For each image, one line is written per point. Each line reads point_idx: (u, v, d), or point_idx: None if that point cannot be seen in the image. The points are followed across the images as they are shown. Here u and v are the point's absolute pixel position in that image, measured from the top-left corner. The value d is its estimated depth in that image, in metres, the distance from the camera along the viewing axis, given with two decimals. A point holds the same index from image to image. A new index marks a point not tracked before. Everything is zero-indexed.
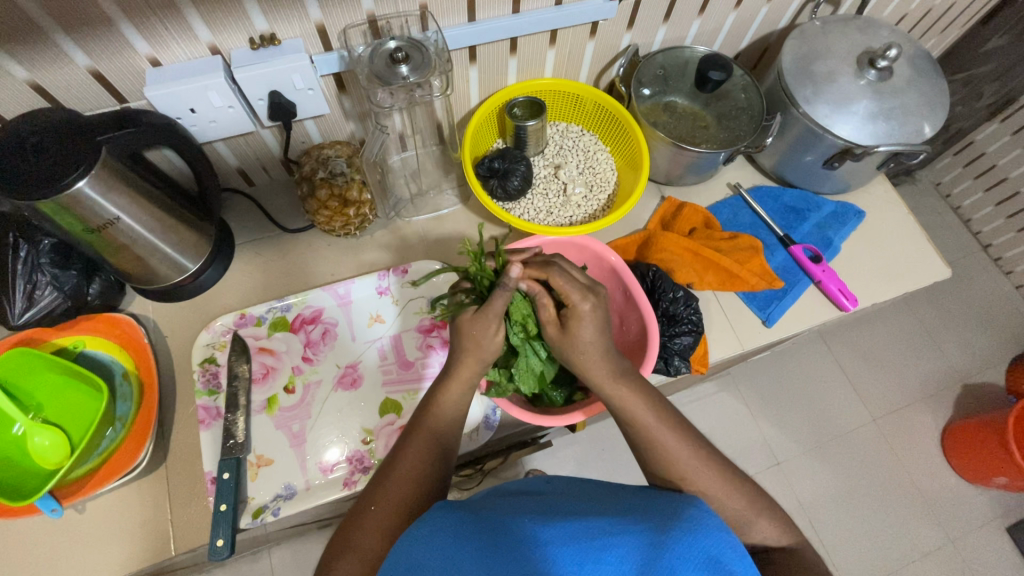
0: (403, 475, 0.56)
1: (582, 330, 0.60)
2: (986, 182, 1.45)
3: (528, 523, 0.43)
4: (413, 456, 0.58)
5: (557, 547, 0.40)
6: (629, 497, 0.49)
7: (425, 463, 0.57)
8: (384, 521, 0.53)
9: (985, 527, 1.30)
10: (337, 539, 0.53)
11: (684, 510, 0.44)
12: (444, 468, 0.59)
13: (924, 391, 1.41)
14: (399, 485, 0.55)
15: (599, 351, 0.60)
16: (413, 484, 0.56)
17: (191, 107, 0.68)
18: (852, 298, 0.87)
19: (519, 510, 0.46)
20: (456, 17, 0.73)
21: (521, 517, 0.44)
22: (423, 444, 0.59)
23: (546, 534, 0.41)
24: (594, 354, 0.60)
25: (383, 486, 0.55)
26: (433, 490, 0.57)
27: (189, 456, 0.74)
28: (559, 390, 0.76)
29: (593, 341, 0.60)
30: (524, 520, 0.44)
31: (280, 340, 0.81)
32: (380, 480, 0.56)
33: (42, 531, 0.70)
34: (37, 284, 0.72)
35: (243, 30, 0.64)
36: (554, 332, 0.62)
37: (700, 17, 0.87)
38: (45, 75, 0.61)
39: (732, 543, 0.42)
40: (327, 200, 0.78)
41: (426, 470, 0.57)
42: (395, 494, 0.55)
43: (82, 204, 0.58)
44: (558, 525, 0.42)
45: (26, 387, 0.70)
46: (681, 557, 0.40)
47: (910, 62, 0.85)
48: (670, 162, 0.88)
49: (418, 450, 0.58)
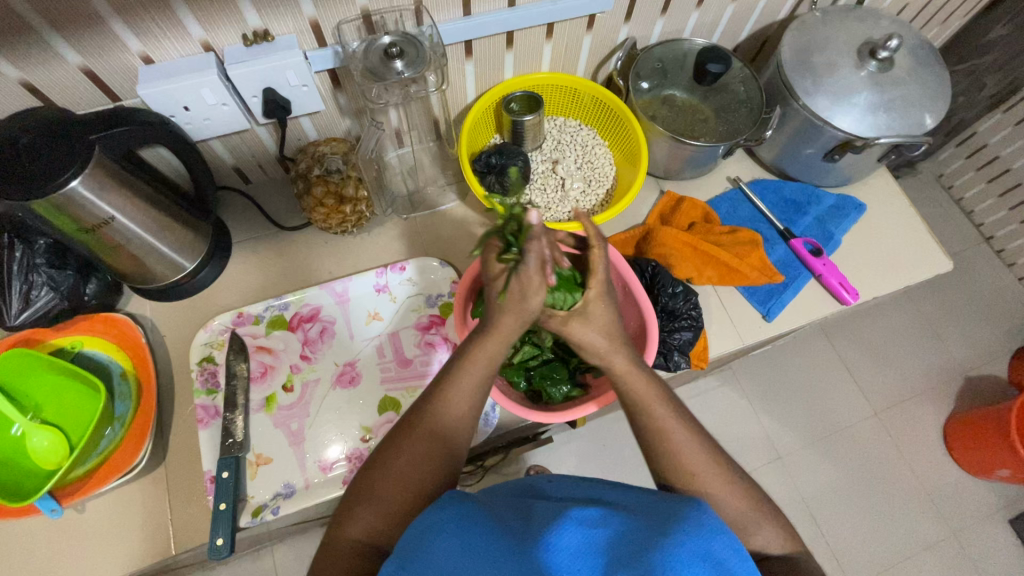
0: (426, 430, 0.55)
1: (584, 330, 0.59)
2: (989, 174, 1.44)
3: (540, 524, 0.42)
4: (438, 412, 0.56)
5: (571, 553, 0.39)
6: (634, 495, 0.49)
7: (450, 420, 0.56)
8: (408, 474, 0.53)
9: (987, 518, 1.30)
10: (357, 489, 0.53)
11: (687, 511, 0.43)
12: (469, 426, 0.57)
13: (925, 383, 1.40)
14: (424, 438, 0.54)
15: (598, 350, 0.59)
16: (438, 437, 0.55)
17: (185, 106, 0.67)
18: (853, 291, 0.87)
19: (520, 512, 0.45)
20: (451, 11, 0.72)
21: (529, 519, 0.43)
22: (445, 402, 0.56)
23: (559, 538, 0.40)
24: (595, 349, 0.60)
25: (406, 443, 0.54)
26: (459, 443, 0.56)
27: (188, 454, 0.75)
28: (558, 387, 0.75)
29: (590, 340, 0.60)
30: (532, 522, 0.43)
31: (278, 339, 0.80)
32: (404, 435, 0.55)
33: (40, 530, 0.70)
34: (33, 285, 0.71)
35: (235, 27, 0.64)
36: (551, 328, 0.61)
37: (698, 9, 0.86)
38: (35, 74, 0.61)
39: (735, 545, 0.42)
40: (324, 198, 0.77)
41: (452, 426, 0.56)
42: (421, 449, 0.54)
43: (75, 203, 0.57)
44: (570, 528, 0.41)
45: (25, 388, 0.70)
46: (693, 559, 0.40)
47: (911, 52, 0.84)
48: (669, 155, 0.88)
49: (444, 406, 0.56)
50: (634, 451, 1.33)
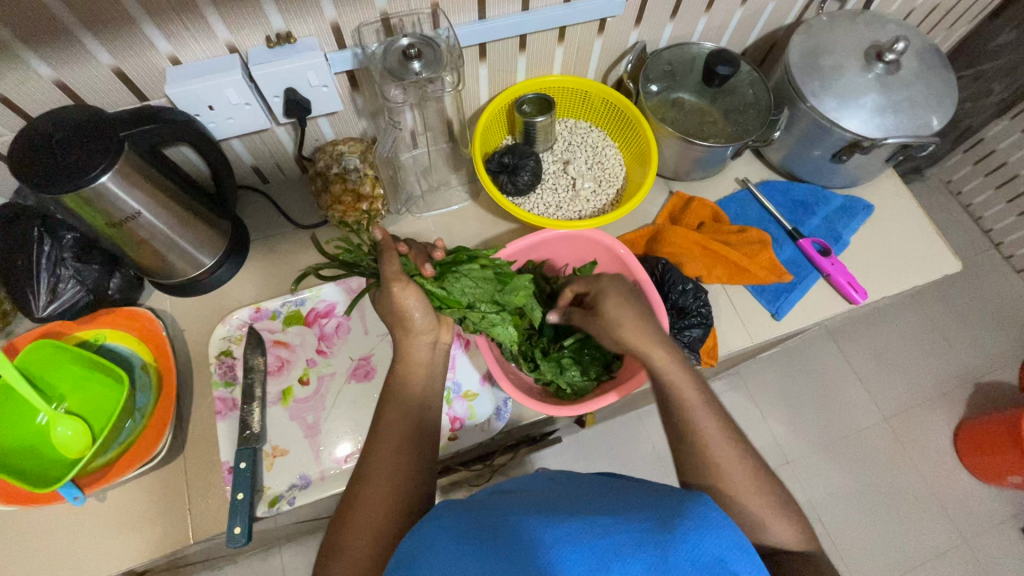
0: (381, 473, 0.56)
1: (608, 305, 0.61)
2: (997, 179, 1.44)
3: (531, 521, 0.44)
4: (389, 446, 0.58)
5: (558, 548, 0.41)
6: (636, 490, 0.50)
7: (402, 455, 0.58)
8: (374, 518, 0.53)
9: (999, 526, 1.29)
10: (328, 544, 0.53)
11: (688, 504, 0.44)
12: (429, 462, 0.59)
13: (935, 389, 1.40)
14: (381, 481, 0.55)
15: (627, 323, 0.60)
16: (394, 477, 0.56)
17: (209, 105, 0.69)
18: (862, 291, 0.87)
19: (522, 509, 0.46)
20: (468, 14, 0.74)
21: (523, 515, 0.45)
22: (396, 442, 0.58)
23: (548, 534, 0.42)
24: (619, 335, 0.60)
25: (365, 486, 0.55)
26: (416, 480, 0.57)
27: (206, 446, 0.76)
28: (589, 372, 0.77)
29: (619, 316, 0.60)
30: (524, 518, 0.44)
31: (295, 333, 0.82)
32: (360, 481, 0.56)
33: (60, 519, 0.72)
34: (61, 278, 0.73)
35: (259, 29, 0.66)
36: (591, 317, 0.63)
37: (707, 13, 0.88)
38: (68, 73, 0.63)
39: (735, 537, 0.42)
40: (341, 195, 0.80)
41: (405, 462, 0.57)
42: (379, 494, 0.55)
43: (104, 198, 0.60)
44: (560, 525, 0.43)
45: (50, 378, 0.72)
46: (684, 555, 0.40)
47: (917, 55, 0.85)
48: (678, 156, 0.89)
49: (390, 447, 0.58)
50: (641, 453, 1.34)
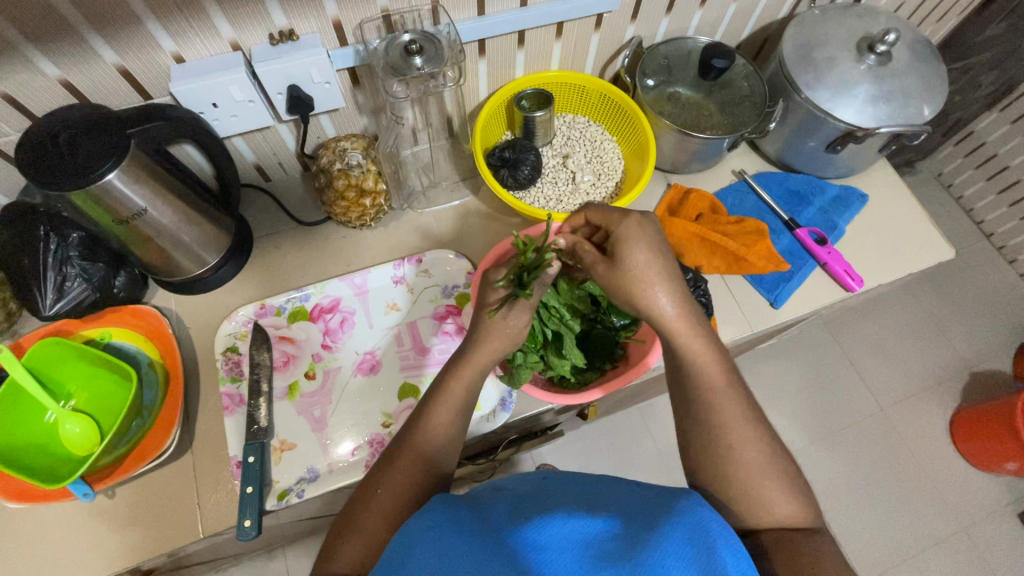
0: (410, 460, 0.57)
1: (633, 253, 0.57)
2: (988, 171, 1.46)
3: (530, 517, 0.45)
4: (420, 440, 0.59)
5: (553, 548, 0.42)
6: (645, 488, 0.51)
7: (430, 449, 0.59)
8: (392, 505, 0.55)
9: (997, 514, 1.31)
10: (343, 519, 0.55)
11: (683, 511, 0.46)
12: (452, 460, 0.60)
13: (932, 379, 1.42)
14: (407, 471, 0.57)
15: (649, 280, 0.57)
16: (419, 469, 0.57)
17: (213, 102, 0.70)
18: (858, 278, 0.89)
19: (523, 506, 0.47)
20: (467, 10, 0.75)
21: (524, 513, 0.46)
22: (428, 437, 0.59)
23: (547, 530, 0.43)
24: (654, 299, 0.57)
25: (390, 471, 0.57)
26: (438, 476, 0.58)
27: (213, 441, 0.77)
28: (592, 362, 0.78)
29: (642, 263, 0.57)
30: (518, 515, 0.45)
31: (300, 329, 0.83)
32: (387, 465, 0.57)
33: (69, 516, 0.72)
34: (67, 277, 0.74)
35: (262, 26, 0.67)
36: (604, 269, 0.59)
37: (701, 8, 0.90)
38: (75, 73, 0.64)
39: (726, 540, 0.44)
40: (345, 191, 0.81)
41: (432, 457, 0.58)
42: (402, 482, 0.56)
43: (112, 195, 0.60)
44: (554, 522, 0.43)
45: (58, 377, 0.73)
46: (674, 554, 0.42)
47: (909, 47, 0.86)
48: (676, 148, 0.91)
49: (422, 441, 0.59)
50: (642, 448, 1.35)
